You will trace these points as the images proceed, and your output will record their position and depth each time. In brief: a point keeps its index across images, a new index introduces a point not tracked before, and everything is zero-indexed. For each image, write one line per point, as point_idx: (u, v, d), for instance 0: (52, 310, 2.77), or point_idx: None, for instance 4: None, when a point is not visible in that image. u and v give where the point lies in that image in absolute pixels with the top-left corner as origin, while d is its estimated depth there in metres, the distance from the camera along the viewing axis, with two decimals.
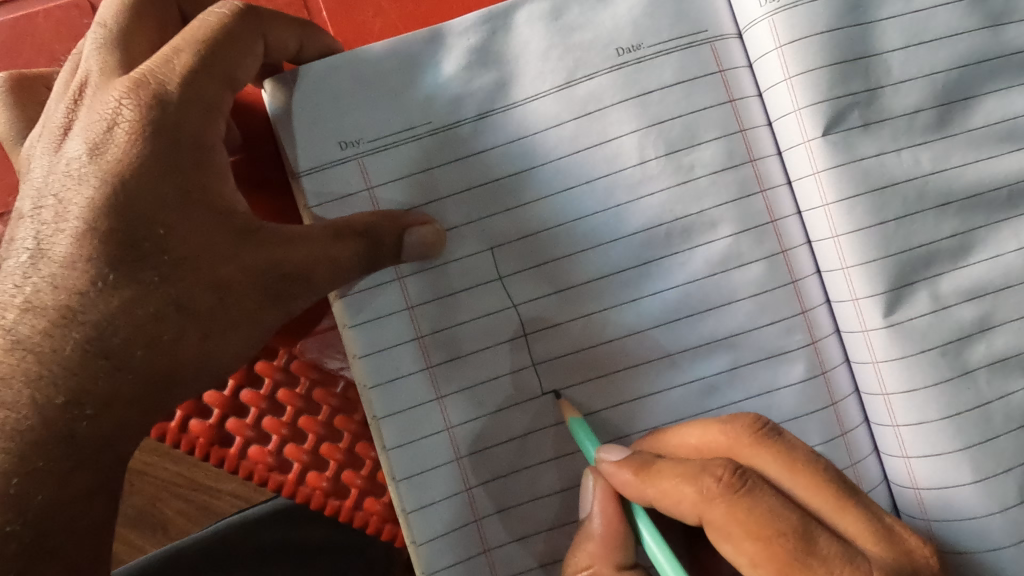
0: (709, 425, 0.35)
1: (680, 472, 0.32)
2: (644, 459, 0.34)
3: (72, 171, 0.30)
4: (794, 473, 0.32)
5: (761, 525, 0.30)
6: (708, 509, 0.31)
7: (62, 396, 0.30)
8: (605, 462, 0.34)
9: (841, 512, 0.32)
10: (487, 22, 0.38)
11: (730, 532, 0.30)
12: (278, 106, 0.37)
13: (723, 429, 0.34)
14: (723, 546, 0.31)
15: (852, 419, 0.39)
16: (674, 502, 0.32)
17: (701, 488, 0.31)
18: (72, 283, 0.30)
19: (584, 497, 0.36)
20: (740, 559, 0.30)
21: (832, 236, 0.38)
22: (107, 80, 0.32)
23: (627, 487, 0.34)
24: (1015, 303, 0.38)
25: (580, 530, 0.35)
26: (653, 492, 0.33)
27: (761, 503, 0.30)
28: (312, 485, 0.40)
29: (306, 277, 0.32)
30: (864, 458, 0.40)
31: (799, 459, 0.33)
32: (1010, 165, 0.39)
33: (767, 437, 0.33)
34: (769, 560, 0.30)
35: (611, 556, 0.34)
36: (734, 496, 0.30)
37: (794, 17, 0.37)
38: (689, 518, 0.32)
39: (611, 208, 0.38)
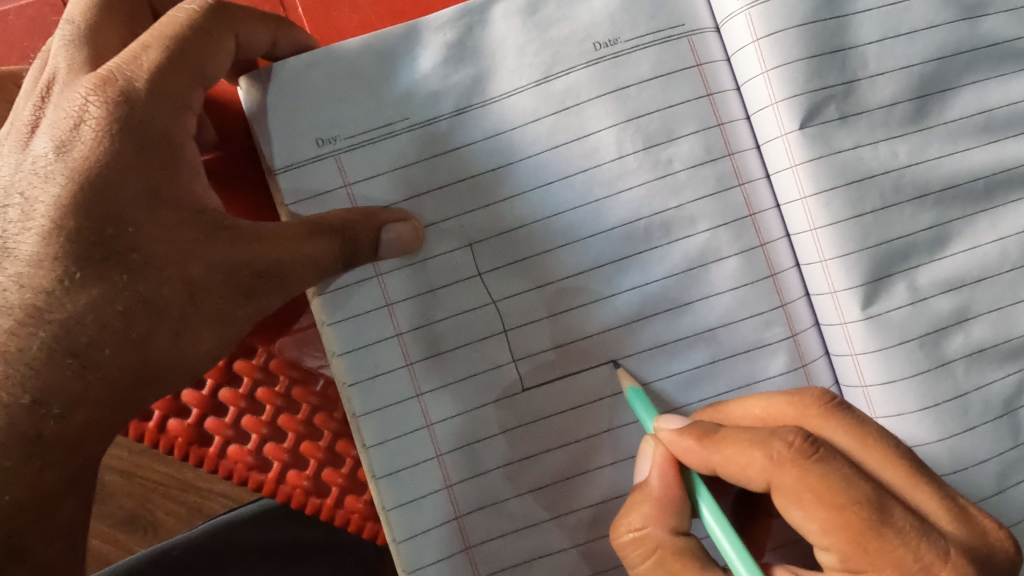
0: (774, 398, 0.34)
1: (747, 437, 0.31)
2: (707, 427, 0.33)
3: (38, 169, 0.30)
4: (864, 447, 0.32)
5: (834, 494, 0.29)
6: (778, 475, 0.30)
7: (28, 396, 0.29)
8: (665, 429, 0.34)
9: (915, 487, 0.31)
10: (464, 17, 0.38)
11: (801, 498, 0.29)
12: (253, 103, 0.37)
13: (790, 401, 0.34)
14: (792, 513, 0.30)
15: None
16: (739, 468, 0.31)
17: (770, 453, 0.30)
18: (38, 281, 0.29)
19: (641, 463, 0.35)
20: (809, 525, 0.29)
21: (810, 228, 0.38)
22: (74, 76, 0.31)
23: (689, 454, 0.33)
24: (991, 294, 0.39)
25: (635, 491, 0.34)
26: (718, 459, 0.32)
27: (835, 472, 0.29)
28: (291, 484, 0.40)
29: (278, 273, 0.32)
30: None
31: (870, 433, 0.32)
32: (986, 157, 0.39)
33: (837, 411, 0.33)
34: (842, 529, 0.29)
35: (666, 520, 0.33)
36: (806, 462, 0.29)
37: (770, 10, 0.37)
38: (756, 485, 0.31)
39: (589, 203, 0.38)
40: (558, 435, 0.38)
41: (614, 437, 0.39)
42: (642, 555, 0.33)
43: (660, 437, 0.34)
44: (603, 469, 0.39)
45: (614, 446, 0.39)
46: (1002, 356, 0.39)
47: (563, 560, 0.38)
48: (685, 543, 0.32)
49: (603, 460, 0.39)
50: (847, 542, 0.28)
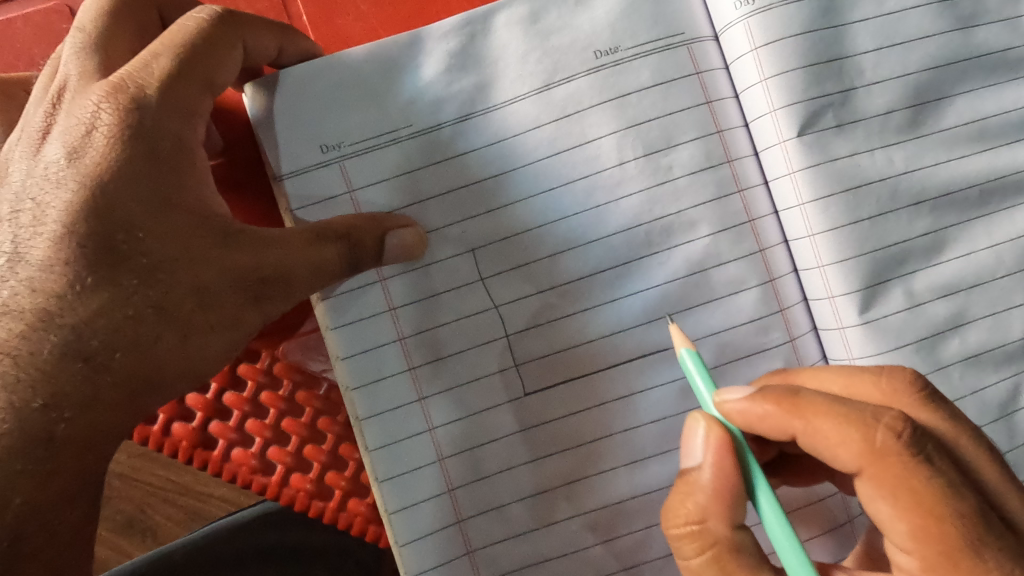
0: (857, 377, 0.33)
1: (838, 409, 0.30)
2: (784, 390, 0.31)
3: (49, 174, 0.30)
4: (956, 439, 0.31)
5: (935, 504, 0.28)
6: (875, 466, 0.29)
7: (39, 399, 0.30)
8: (729, 401, 0.31)
9: (1008, 491, 0.31)
10: (467, 25, 0.38)
11: (896, 494, 0.29)
12: (259, 109, 0.37)
13: (876, 382, 0.32)
14: (877, 506, 0.29)
15: None
16: (827, 444, 0.30)
17: (871, 439, 0.29)
18: (50, 285, 0.30)
19: (691, 448, 0.31)
20: (898, 525, 0.29)
21: (808, 234, 0.38)
22: (85, 84, 0.32)
23: (768, 420, 0.31)
24: (986, 300, 0.39)
25: (686, 478, 0.31)
26: (802, 426, 0.30)
27: (924, 482, 0.29)
28: (295, 487, 0.41)
29: (285, 278, 0.32)
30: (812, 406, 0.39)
31: (967, 429, 0.31)
32: (981, 165, 0.40)
33: (931, 400, 0.32)
34: (933, 539, 0.28)
35: (726, 514, 0.30)
36: (908, 456, 0.29)
37: (768, 20, 0.38)
38: (845, 466, 0.30)
39: (590, 209, 0.39)
40: (567, 437, 0.39)
41: (614, 442, 0.39)
42: (696, 549, 0.30)
43: (726, 410, 0.31)
44: (605, 474, 0.39)
45: (616, 450, 0.39)
46: (997, 360, 0.39)
47: (564, 564, 0.39)
48: (743, 538, 0.30)
49: (605, 464, 0.39)
50: (934, 553, 0.28)
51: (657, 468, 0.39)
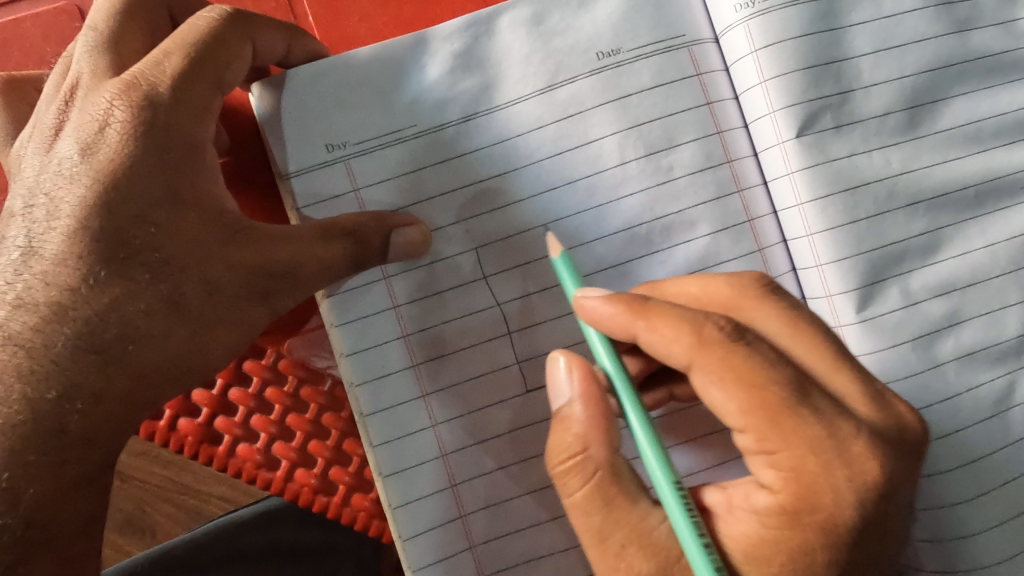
0: (713, 279, 0.35)
1: (676, 311, 0.31)
2: (635, 296, 0.32)
3: (64, 170, 0.31)
4: (795, 332, 0.33)
5: (751, 373, 0.29)
6: (702, 356, 0.30)
7: (53, 391, 0.30)
8: (589, 303, 0.32)
9: (836, 374, 0.31)
10: (471, 27, 0.39)
11: (721, 378, 0.29)
12: (266, 108, 0.37)
13: (730, 283, 0.34)
14: (712, 392, 0.30)
15: None
16: (665, 342, 0.31)
17: (697, 332, 0.30)
18: (63, 279, 0.30)
19: (558, 380, 0.33)
20: (728, 406, 0.30)
21: (806, 234, 0.39)
22: (98, 81, 0.32)
23: (614, 321, 0.32)
24: (981, 299, 0.40)
25: (562, 413, 0.33)
26: (642, 328, 0.31)
27: (762, 354, 0.29)
28: (300, 482, 0.41)
29: (293, 274, 0.33)
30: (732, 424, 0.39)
31: (801, 319, 0.33)
32: (976, 166, 0.40)
33: (772, 293, 0.34)
34: (759, 408, 0.29)
35: (602, 438, 0.32)
36: (732, 343, 0.30)
37: (768, 23, 0.38)
38: (678, 361, 0.31)
39: (592, 208, 0.39)
40: None
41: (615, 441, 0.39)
42: (579, 482, 0.32)
43: (588, 310, 0.32)
44: None
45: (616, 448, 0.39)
46: (992, 358, 0.40)
47: (565, 559, 0.39)
48: (619, 464, 0.32)
49: None
50: (763, 421, 0.29)
51: None
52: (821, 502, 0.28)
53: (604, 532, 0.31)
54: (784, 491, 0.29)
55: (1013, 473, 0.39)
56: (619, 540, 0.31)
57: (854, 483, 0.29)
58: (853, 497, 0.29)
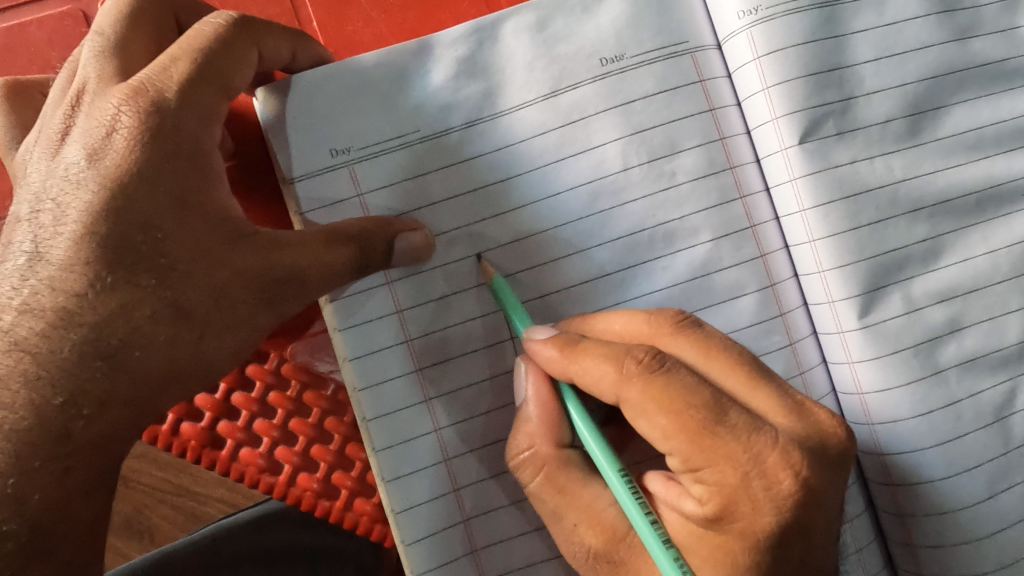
0: (633, 315, 0.36)
1: (601, 350, 0.32)
2: (569, 337, 0.33)
3: (71, 176, 0.31)
4: (709, 357, 0.34)
5: (672, 400, 0.30)
6: (626, 389, 0.31)
7: (59, 397, 0.30)
8: (534, 339, 0.34)
9: (754, 391, 0.33)
10: (475, 33, 0.39)
11: (645, 409, 0.30)
12: (271, 113, 0.38)
13: (646, 319, 0.35)
14: (639, 423, 0.31)
15: None
16: (593, 380, 0.32)
17: (621, 368, 0.31)
18: (70, 285, 0.30)
19: (517, 384, 0.36)
20: (653, 433, 0.30)
21: (809, 240, 0.39)
22: (105, 87, 0.32)
23: (551, 364, 0.33)
24: (982, 306, 0.40)
25: (518, 412, 0.36)
26: (576, 369, 0.32)
27: (680, 380, 0.30)
28: (302, 487, 0.41)
29: (298, 279, 0.33)
30: None
31: (713, 344, 0.34)
32: (978, 173, 0.41)
33: (687, 326, 0.35)
34: (680, 432, 0.30)
35: (549, 435, 0.35)
36: (650, 375, 0.30)
37: (771, 30, 0.38)
38: (608, 399, 0.32)
39: (594, 214, 0.39)
40: None
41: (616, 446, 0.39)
42: (532, 473, 0.35)
43: (532, 348, 0.34)
44: None
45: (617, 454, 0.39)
46: (993, 365, 0.40)
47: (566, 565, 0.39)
48: (569, 455, 0.35)
49: None
50: (685, 443, 0.29)
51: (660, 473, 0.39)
52: (740, 511, 0.29)
53: (558, 515, 0.34)
54: (710, 504, 0.30)
55: (1012, 479, 0.39)
56: (572, 521, 0.34)
57: (771, 493, 0.29)
58: (771, 505, 0.29)
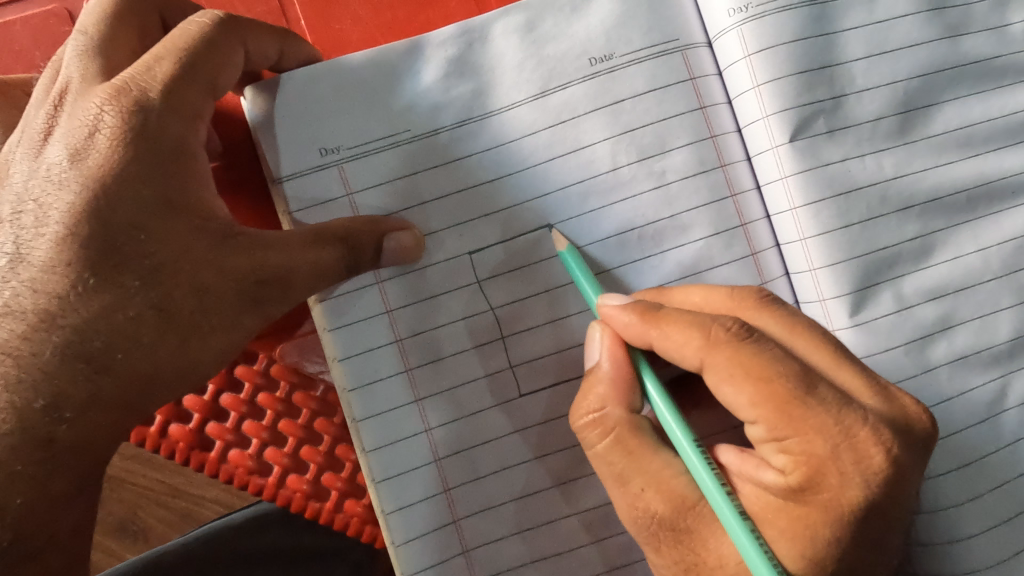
0: (713, 289, 0.36)
1: (686, 317, 0.32)
2: (649, 305, 0.34)
3: (53, 176, 0.31)
4: (792, 334, 0.33)
5: (761, 368, 0.30)
6: (712, 355, 0.31)
7: (41, 400, 0.30)
8: (607, 305, 0.34)
9: (840, 368, 0.32)
10: (465, 33, 0.39)
11: (731, 375, 0.31)
12: (257, 112, 0.37)
13: (727, 293, 0.35)
14: (723, 389, 0.31)
15: None
16: (676, 346, 0.32)
17: (708, 334, 0.32)
18: (52, 286, 0.30)
19: (590, 349, 0.36)
20: (739, 400, 0.31)
21: (800, 238, 0.39)
22: (88, 86, 0.32)
23: (630, 329, 0.34)
24: (972, 304, 0.40)
25: (587, 375, 0.35)
26: (656, 334, 0.33)
27: (761, 353, 0.31)
28: (291, 488, 0.41)
29: (284, 280, 0.32)
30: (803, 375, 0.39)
31: (797, 322, 0.34)
32: (968, 171, 0.40)
33: (772, 304, 0.34)
34: (768, 400, 0.30)
35: (621, 398, 0.34)
36: (739, 343, 0.31)
37: (761, 28, 0.38)
38: (690, 363, 0.32)
39: (585, 214, 0.39)
40: (559, 439, 0.39)
41: None
42: (600, 435, 0.34)
43: (608, 315, 0.34)
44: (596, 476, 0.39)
45: None
46: (985, 362, 0.40)
47: (561, 563, 0.39)
48: (639, 420, 0.34)
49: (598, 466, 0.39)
50: (773, 412, 0.30)
51: None
52: (827, 482, 0.30)
53: (624, 479, 0.33)
54: (794, 473, 0.30)
55: (1005, 476, 0.39)
56: (639, 485, 0.33)
57: (860, 466, 0.30)
58: (861, 479, 0.30)
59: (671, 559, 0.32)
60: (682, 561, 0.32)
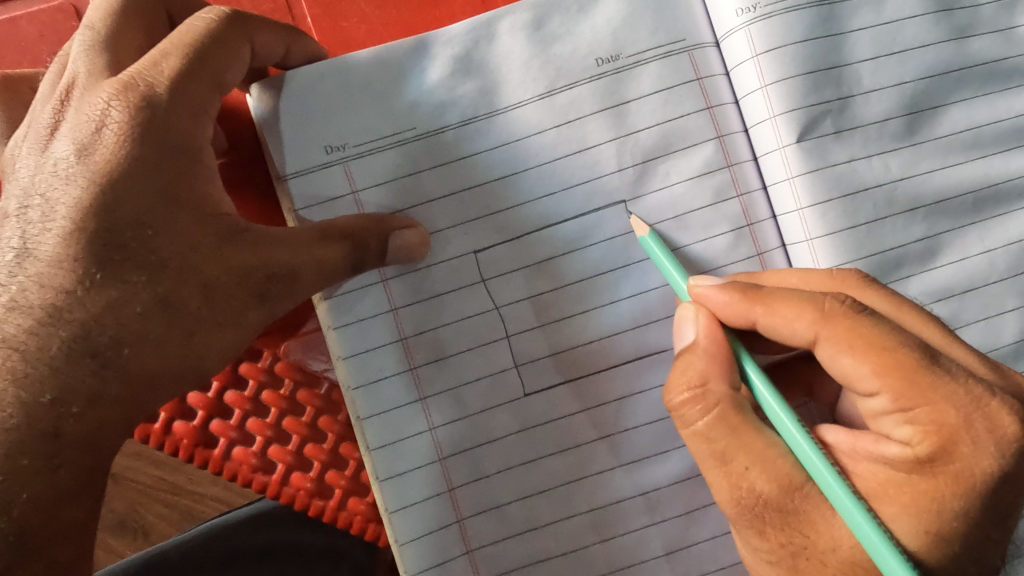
0: (812, 271, 0.36)
1: (793, 294, 0.32)
2: (747, 285, 0.34)
3: (59, 171, 0.31)
4: (899, 310, 0.34)
5: (882, 338, 0.30)
6: (828, 327, 0.31)
7: (48, 394, 0.30)
8: (700, 286, 0.35)
9: (951, 346, 0.32)
10: (472, 32, 0.39)
11: (851, 345, 0.30)
12: (263, 109, 0.37)
13: (828, 274, 0.35)
14: (841, 361, 0.31)
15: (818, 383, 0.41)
16: (786, 322, 0.32)
17: (821, 307, 0.31)
18: (59, 281, 0.30)
19: (683, 329, 0.35)
20: (860, 369, 0.30)
21: (806, 239, 0.39)
22: (95, 81, 0.32)
23: (730, 307, 0.33)
24: (979, 305, 0.40)
25: (680, 352, 0.34)
26: (762, 311, 0.33)
27: (876, 327, 0.30)
28: (296, 486, 0.41)
29: (291, 277, 0.32)
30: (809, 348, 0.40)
31: (904, 300, 0.34)
32: (975, 173, 0.40)
33: (871, 283, 0.35)
34: (894, 370, 0.30)
35: (722, 375, 0.33)
36: (855, 315, 0.31)
37: (769, 28, 0.38)
38: (801, 337, 0.32)
39: (590, 214, 0.39)
40: (562, 439, 0.39)
41: (617, 442, 0.39)
42: (702, 410, 0.32)
43: (698, 294, 0.35)
44: (602, 476, 0.39)
45: (615, 450, 0.39)
46: None
47: (564, 563, 0.39)
48: (742, 400, 0.32)
49: (604, 465, 0.39)
50: (899, 381, 0.30)
51: (661, 468, 0.39)
52: (960, 452, 0.29)
53: (726, 457, 0.32)
54: (923, 443, 0.29)
55: None
56: (743, 464, 0.31)
57: (995, 435, 0.29)
58: (994, 448, 0.29)
59: (777, 543, 0.31)
60: (789, 544, 0.31)
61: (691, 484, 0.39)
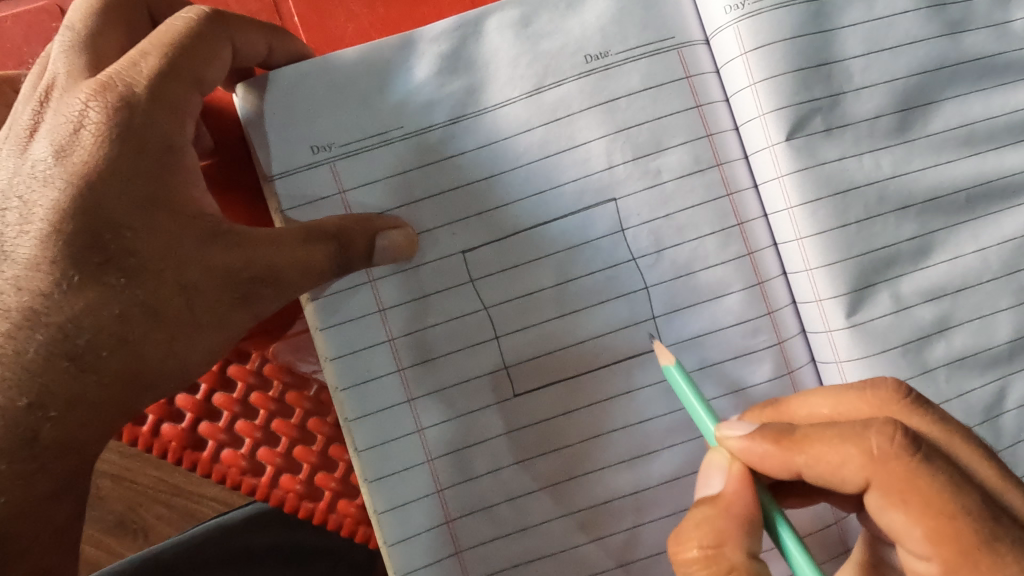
0: (842, 396, 0.34)
1: (834, 436, 0.31)
2: (781, 428, 0.33)
3: (37, 173, 0.31)
4: (950, 442, 0.32)
5: (942, 502, 0.29)
6: (881, 474, 0.30)
7: (24, 398, 0.30)
8: (731, 438, 0.33)
9: (1001, 487, 0.31)
10: (459, 29, 0.38)
11: (906, 501, 0.29)
12: (250, 109, 0.37)
13: (862, 398, 0.34)
14: (891, 515, 0.30)
15: (798, 359, 0.40)
16: (833, 466, 0.31)
17: (870, 450, 0.30)
18: (36, 284, 0.30)
19: (710, 476, 0.34)
20: (912, 529, 0.29)
21: (796, 238, 0.39)
22: (74, 82, 0.32)
23: (769, 459, 0.32)
24: (971, 304, 0.40)
25: (704, 502, 0.33)
26: (805, 459, 0.31)
27: (934, 480, 0.29)
28: (284, 488, 0.41)
29: (274, 279, 0.32)
30: (792, 337, 0.40)
31: (956, 430, 0.32)
32: (968, 170, 0.40)
33: (914, 404, 0.33)
34: (927, 518, 0.29)
35: (740, 539, 0.31)
36: (910, 461, 0.29)
37: (758, 24, 0.38)
38: (851, 483, 0.31)
39: (579, 212, 0.39)
40: (553, 439, 0.39)
41: (607, 441, 0.39)
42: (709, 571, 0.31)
43: (730, 447, 0.33)
44: (592, 476, 0.39)
45: (604, 450, 0.39)
46: (983, 364, 0.39)
47: (554, 563, 0.39)
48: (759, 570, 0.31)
49: (593, 466, 0.39)
50: (945, 540, 0.29)
51: (647, 468, 0.39)
52: None
53: None
54: None
55: None
56: None
57: None
58: None
59: None
60: None
61: (678, 484, 0.39)
